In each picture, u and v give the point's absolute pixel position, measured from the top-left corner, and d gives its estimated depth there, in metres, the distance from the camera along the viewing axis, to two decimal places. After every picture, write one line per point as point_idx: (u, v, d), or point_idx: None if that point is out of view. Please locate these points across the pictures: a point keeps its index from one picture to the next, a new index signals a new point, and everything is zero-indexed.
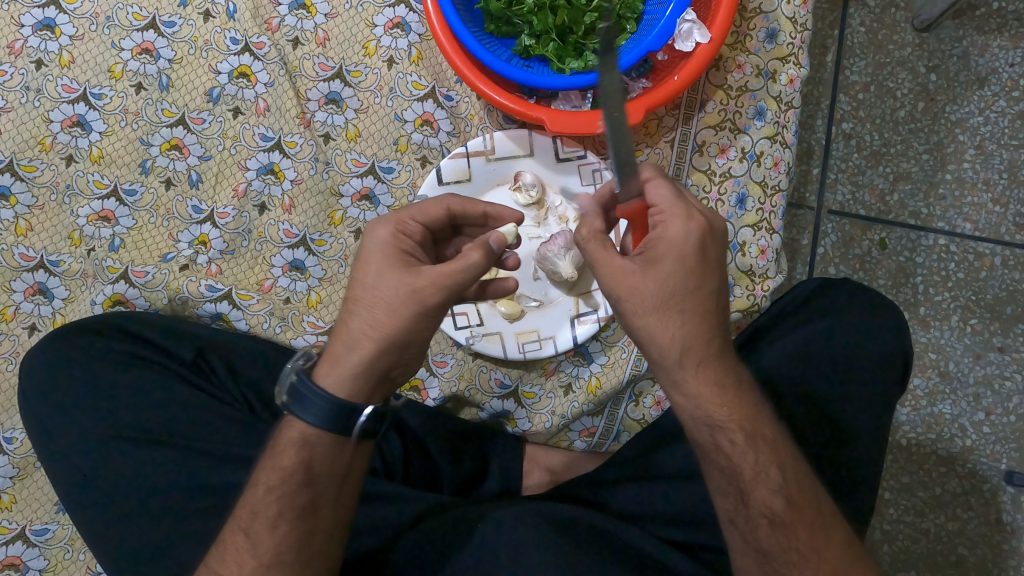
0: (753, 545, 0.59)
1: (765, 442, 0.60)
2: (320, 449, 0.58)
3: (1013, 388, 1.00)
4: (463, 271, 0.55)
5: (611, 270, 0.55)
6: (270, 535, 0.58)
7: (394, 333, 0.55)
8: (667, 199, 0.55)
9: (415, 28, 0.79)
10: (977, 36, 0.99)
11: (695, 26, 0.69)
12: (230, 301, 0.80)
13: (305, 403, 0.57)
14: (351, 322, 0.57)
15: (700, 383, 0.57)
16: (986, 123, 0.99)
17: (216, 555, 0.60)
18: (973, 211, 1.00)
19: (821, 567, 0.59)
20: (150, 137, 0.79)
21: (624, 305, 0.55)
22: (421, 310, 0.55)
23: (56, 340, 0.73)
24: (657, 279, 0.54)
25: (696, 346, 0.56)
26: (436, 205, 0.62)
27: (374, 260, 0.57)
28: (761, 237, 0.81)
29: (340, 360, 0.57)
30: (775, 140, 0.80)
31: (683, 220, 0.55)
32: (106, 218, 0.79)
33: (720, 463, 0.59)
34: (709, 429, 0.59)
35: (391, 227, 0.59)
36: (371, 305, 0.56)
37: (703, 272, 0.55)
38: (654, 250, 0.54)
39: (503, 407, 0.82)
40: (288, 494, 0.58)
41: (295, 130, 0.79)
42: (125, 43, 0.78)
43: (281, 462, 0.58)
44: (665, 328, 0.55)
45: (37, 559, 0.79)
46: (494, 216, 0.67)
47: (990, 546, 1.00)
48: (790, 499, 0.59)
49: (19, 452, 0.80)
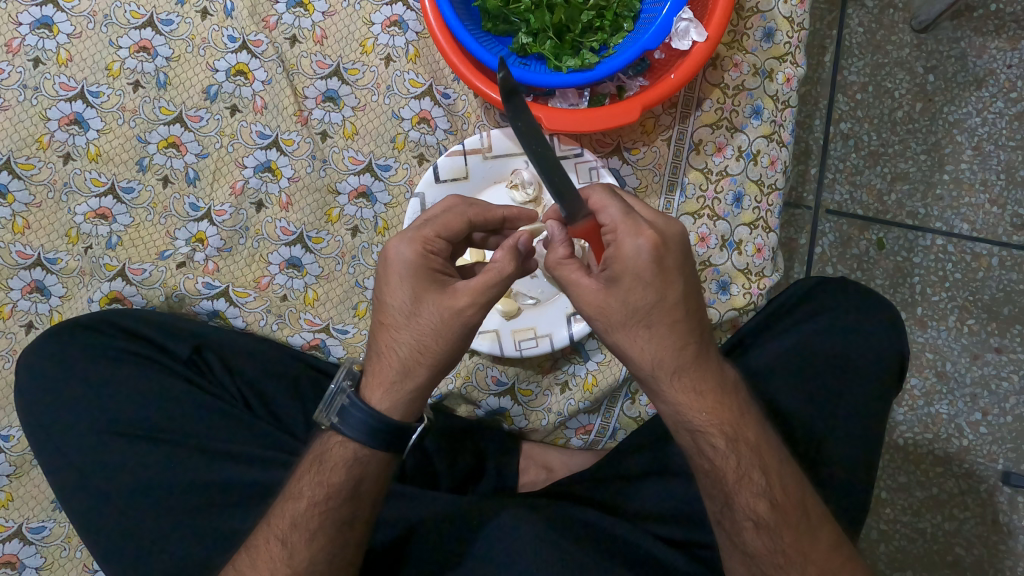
0: (740, 547, 0.60)
1: (748, 446, 0.60)
2: (371, 467, 0.60)
3: (1010, 389, 1.00)
4: (502, 285, 0.55)
5: (575, 293, 0.55)
6: (308, 546, 0.59)
7: (443, 354, 0.57)
8: (615, 217, 0.53)
9: (413, 26, 0.79)
10: (974, 37, 0.99)
11: (692, 25, 0.68)
12: (226, 299, 0.80)
13: (352, 421, 0.59)
14: (398, 349, 0.58)
15: (677, 391, 0.57)
16: (984, 124, 0.99)
17: (247, 560, 0.61)
18: (971, 211, 1.00)
19: (807, 567, 0.60)
20: (147, 135, 0.79)
21: (595, 324, 0.55)
22: (466, 329, 0.56)
23: (48, 339, 0.73)
24: (619, 297, 0.53)
25: (668, 357, 0.56)
26: (456, 216, 0.59)
27: (406, 288, 0.56)
28: (758, 236, 0.81)
29: (391, 385, 0.59)
30: (772, 139, 0.80)
31: (633, 232, 0.52)
32: (103, 216, 0.79)
33: (703, 467, 0.60)
34: (691, 434, 0.59)
35: (417, 247, 0.57)
36: (416, 333, 0.56)
37: (665, 280, 0.53)
38: (608, 271, 0.53)
39: (500, 404, 0.82)
40: (333, 509, 0.59)
41: (293, 127, 0.80)
42: (122, 41, 0.78)
43: (329, 480, 0.59)
44: (633, 342, 0.55)
45: (34, 557, 0.79)
46: (510, 219, 0.65)
47: (987, 546, 0.99)
48: (774, 502, 0.60)
49: (15, 450, 0.80)
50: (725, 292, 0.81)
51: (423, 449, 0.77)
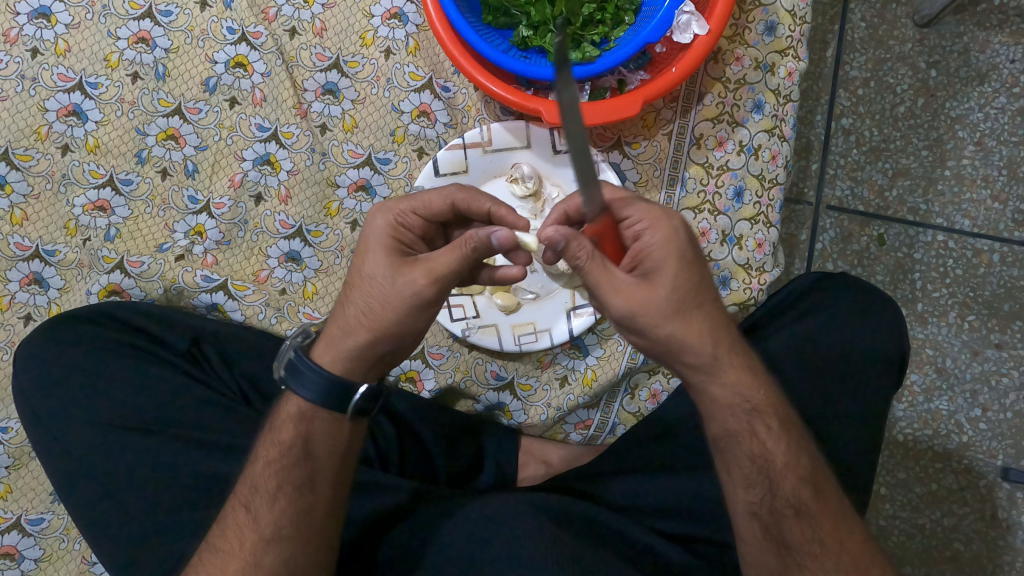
0: (775, 536, 0.59)
1: (794, 428, 0.61)
2: (319, 424, 0.60)
3: (1010, 385, 1.00)
4: (455, 262, 0.55)
5: (620, 288, 0.53)
6: (270, 509, 0.59)
7: (388, 323, 0.56)
8: (643, 211, 0.56)
9: (413, 18, 0.79)
10: (978, 32, 0.98)
11: (694, 18, 0.68)
12: (225, 292, 0.80)
13: (298, 376, 0.59)
14: (349, 308, 0.58)
15: (737, 369, 0.58)
16: (986, 120, 0.99)
17: (217, 532, 0.61)
18: (972, 207, 1.00)
19: (844, 557, 0.59)
20: (146, 127, 0.78)
21: (643, 319, 0.54)
22: (412, 301, 0.56)
23: (46, 332, 0.73)
24: (666, 285, 0.54)
25: (721, 336, 0.57)
26: (439, 197, 0.60)
27: (369, 252, 0.57)
28: (758, 231, 0.80)
29: (337, 341, 0.59)
30: (774, 134, 0.80)
31: (667, 219, 0.56)
32: (101, 208, 0.79)
33: (755, 452, 0.59)
34: (747, 415, 0.59)
35: (390, 218, 0.59)
36: (365, 294, 0.57)
37: (699, 262, 0.56)
38: (650, 259, 0.54)
39: (499, 399, 0.82)
40: (287, 468, 0.60)
41: (292, 120, 0.79)
42: (121, 32, 0.77)
43: (279, 437, 0.60)
44: (688, 327, 0.55)
45: (33, 548, 0.79)
46: (500, 218, 0.63)
47: (985, 542, 1.00)
48: (816, 488, 0.60)
49: (14, 442, 0.80)
50: (724, 288, 0.81)
51: (421, 441, 0.77)
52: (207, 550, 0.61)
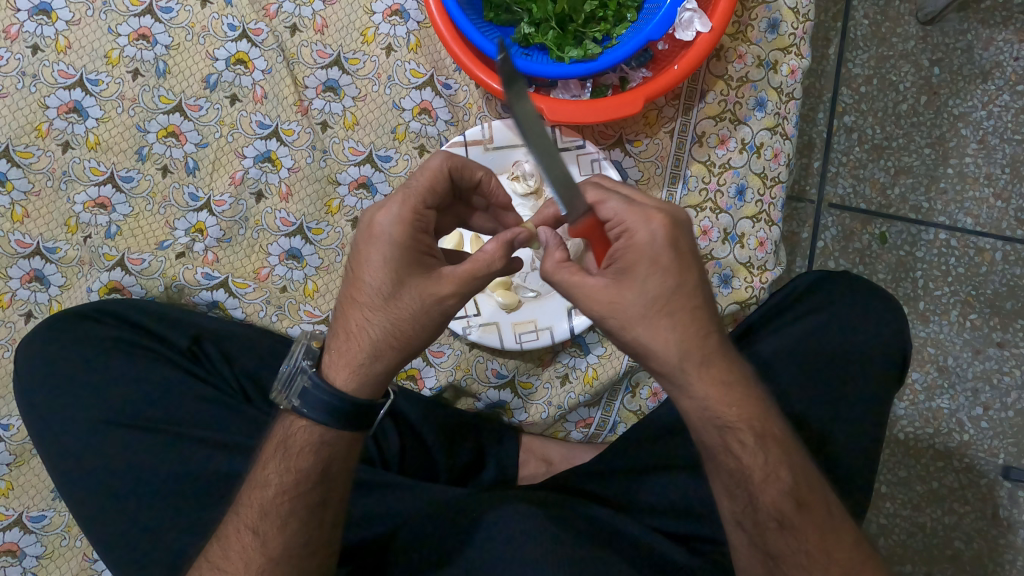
0: (761, 547, 0.60)
1: (775, 442, 0.60)
2: (338, 448, 0.60)
3: (1012, 383, 1.00)
4: (485, 272, 0.54)
5: (589, 292, 0.54)
6: (280, 534, 0.60)
7: (417, 341, 0.57)
8: (620, 209, 0.55)
9: (414, 15, 0.79)
10: (981, 29, 0.98)
11: (696, 15, 0.67)
12: (226, 289, 0.80)
13: (317, 405, 0.58)
14: (371, 331, 0.57)
15: (705, 383, 0.57)
16: (989, 117, 0.99)
17: (219, 551, 0.61)
18: (975, 206, 0.99)
19: (831, 568, 0.59)
20: (146, 124, 0.78)
21: (611, 321, 0.55)
22: (442, 316, 0.56)
23: (46, 331, 0.73)
24: (634, 287, 0.53)
25: (694, 346, 0.56)
26: (433, 177, 0.57)
27: (386, 270, 0.55)
28: (760, 229, 0.80)
29: (359, 365, 0.58)
30: (776, 132, 0.79)
31: (642, 221, 0.54)
32: (102, 205, 0.79)
33: (729, 466, 0.59)
34: (718, 430, 0.59)
35: (403, 226, 0.55)
36: (391, 317, 0.56)
37: (681, 266, 0.54)
38: (624, 260, 0.54)
39: (500, 397, 0.82)
40: (303, 494, 0.60)
41: (293, 117, 0.79)
42: (121, 29, 0.77)
43: (296, 466, 0.60)
44: (655, 333, 0.55)
45: (35, 545, 0.80)
46: (485, 182, 0.63)
47: (985, 540, 1.00)
48: (799, 501, 0.59)
49: (15, 440, 0.80)
50: (726, 286, 0.80)
51: (422, 441, 0.77)
52: (209, 567, 0.61)
